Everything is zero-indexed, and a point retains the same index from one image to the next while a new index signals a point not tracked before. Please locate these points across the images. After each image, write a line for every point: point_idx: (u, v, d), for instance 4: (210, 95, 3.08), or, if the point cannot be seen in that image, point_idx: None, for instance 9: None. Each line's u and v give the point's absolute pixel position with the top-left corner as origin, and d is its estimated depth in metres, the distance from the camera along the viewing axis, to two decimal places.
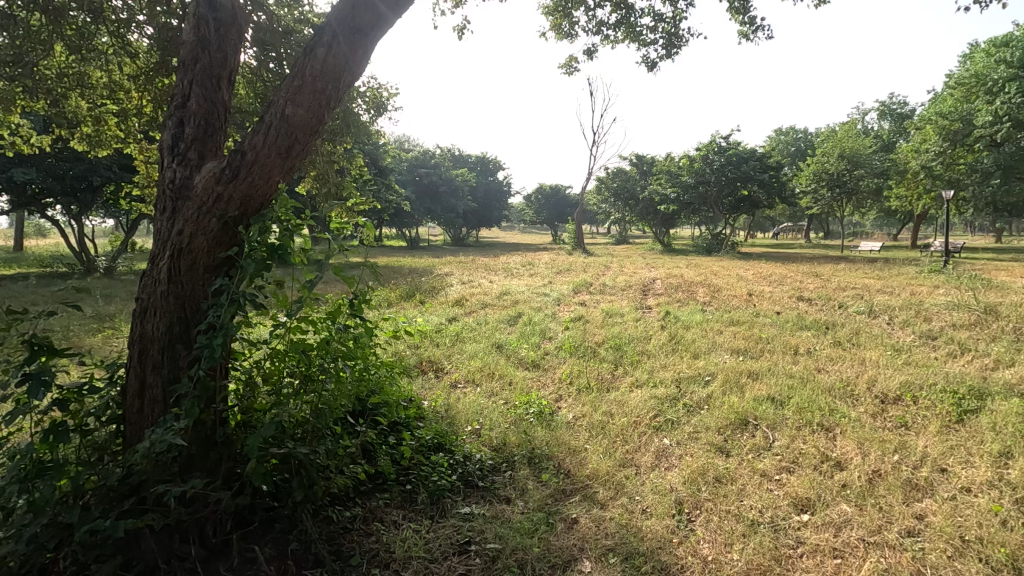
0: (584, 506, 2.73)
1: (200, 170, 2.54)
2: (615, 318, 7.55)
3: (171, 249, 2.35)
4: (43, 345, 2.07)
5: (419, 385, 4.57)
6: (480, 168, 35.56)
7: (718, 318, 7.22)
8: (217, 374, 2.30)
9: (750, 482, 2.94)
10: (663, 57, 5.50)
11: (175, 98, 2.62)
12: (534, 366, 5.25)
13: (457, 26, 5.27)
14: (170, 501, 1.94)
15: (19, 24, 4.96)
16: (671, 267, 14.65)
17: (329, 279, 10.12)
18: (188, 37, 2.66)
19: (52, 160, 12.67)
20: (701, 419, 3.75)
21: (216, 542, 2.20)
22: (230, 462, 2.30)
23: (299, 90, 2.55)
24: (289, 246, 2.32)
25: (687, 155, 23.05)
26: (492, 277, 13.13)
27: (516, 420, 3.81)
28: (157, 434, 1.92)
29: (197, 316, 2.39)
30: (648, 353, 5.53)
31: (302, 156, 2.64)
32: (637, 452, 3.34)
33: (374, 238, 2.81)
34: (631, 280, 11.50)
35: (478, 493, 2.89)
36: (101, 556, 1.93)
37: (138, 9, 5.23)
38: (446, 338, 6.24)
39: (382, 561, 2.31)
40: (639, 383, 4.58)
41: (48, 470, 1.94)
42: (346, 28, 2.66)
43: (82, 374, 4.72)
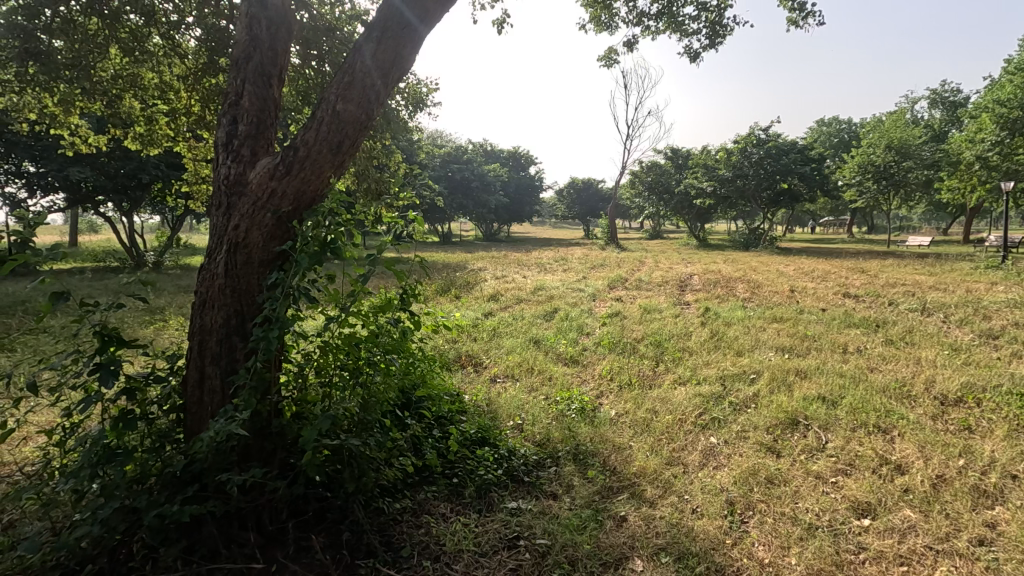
0: (632, 504, 2.70)
1: (253, 167, 2.60)
2: (653, 313, 7.45)
3: (227, 244, 2.42)
4: (113, 337, 2.15)
5: (460, 378, 4.62)
6: (513, 163, 35.61)
7: (761, 314, 7.04)
8: (273, 366, 2.35)
9: (804, 484, 2.85)
10: (706, 47, 5.36)
11: (228, 96, 2.68)
12: (572, 362, 5.21)
13: (496, 20, 5.26)
14: (231, 489, 2.00)
15: (77, 28, 5.22)
16: (708, 262, 14.34)
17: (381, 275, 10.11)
18: (240, 36, 2.72)
19: (104, 159, 13.29)
20: (749, 418, 3.66)
21: (273, 530, 2.24)
22: (285, 452, 2.35)
23: (348, 86, 2.57)
24: (341, 240, 2.35)
25: (724, 148, 22.51)
26: (525, 271, 13.12)
27: (558, 416, 3.78)
28: (219, 425, 1.97)
29: (253, 310, 2.45)
30: (689, 349, 5.43)
31: (352, 152, 2.67)
32: (684, 450, 3.28)
33: (422, 233, 2.82)
34: (667, 276, 11.34)
35: (524, 488, 2.89)
36: (167, 540, 2.00)
37: (188, 11, 5.40)
38: (483, 333, 6.29)
39: (432, 553, 2.32)
40: (682, 381, 4.51)
41: (117, 455, 2.03)
42: (395, 24, 2.67)
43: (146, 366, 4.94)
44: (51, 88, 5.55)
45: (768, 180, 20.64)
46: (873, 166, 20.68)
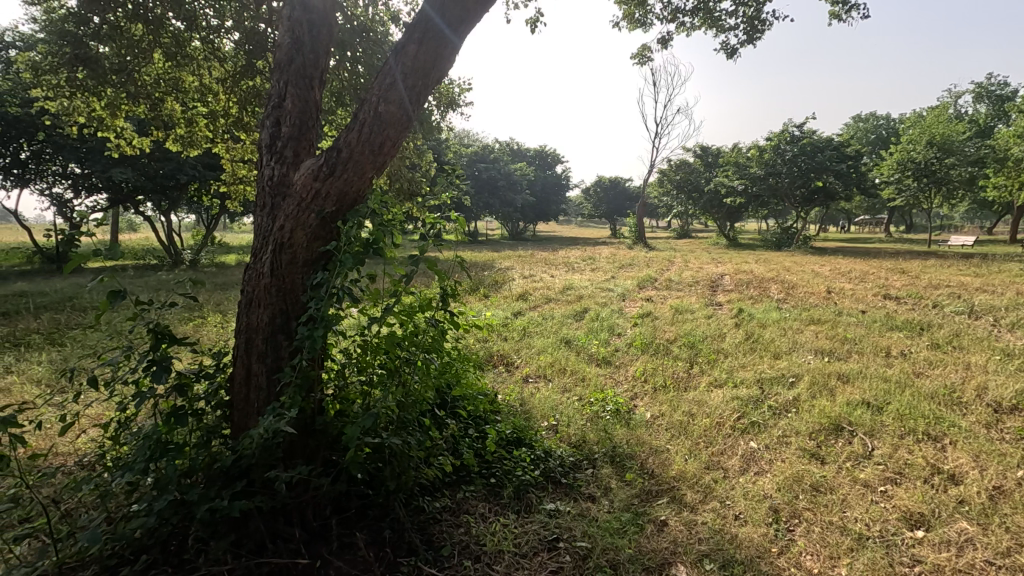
0: (672, 508, 2.67)
1: (297, 168, 2.64)
2: (685, 314, 7.34)
3: (273, 244, 2.46)
4: (166, 334, 2.21)
5: (493, 378, 4.64)
6: (539, 161, 35.60)
7: (797, 316, 6.86)
8: (317, 364, 2.39)
9: (851, 492, 2.77)
10: (744, 42, 5.24)
11: (272, 98, 2.73)
12: (605, 363, 5.18)
13: (530, 19, 5.24)
14: (279, 486, 2.04)
15: (123, 36, 5.42)
16: (739, 262, 14.07)
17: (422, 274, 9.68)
18: (283, 39, 2.76)
19: (145, 160, 13.72)
20: (791, 423, 3.58)
21: (317, 526, 2.27)
22: (327, 450, 2.38)
23: (391, 86, 2.59)
24: (383, 241, 2.37)
25: (756, 145, 22.07)
26: (553, 271, 13.05)
27: (593, 418, 3.76)
28: (267, 422, 2.01)
29: (297, 309, 2.49)
30: (724, 351, 5.32)
31: (393, 153, 2.68)
32: (724, 455, 3.23)
33: (462, 233, 2.83)
34: (697, 276, 11.17)
35: (562, 489, 2.87)
36: (217, 533, 2.05)
37: (228, 16, 5.56)
38: (513, 332, 6.30)
39: (473, 553, 2.33)
40: (718, 383, 4.43)
41: (169, 449, 2.09)
42: (437, 24, 2.67)
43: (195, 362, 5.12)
44: (99, 93, 5.77)
45: (802, 178, 20.11)
46: (913, 163, 19.99)
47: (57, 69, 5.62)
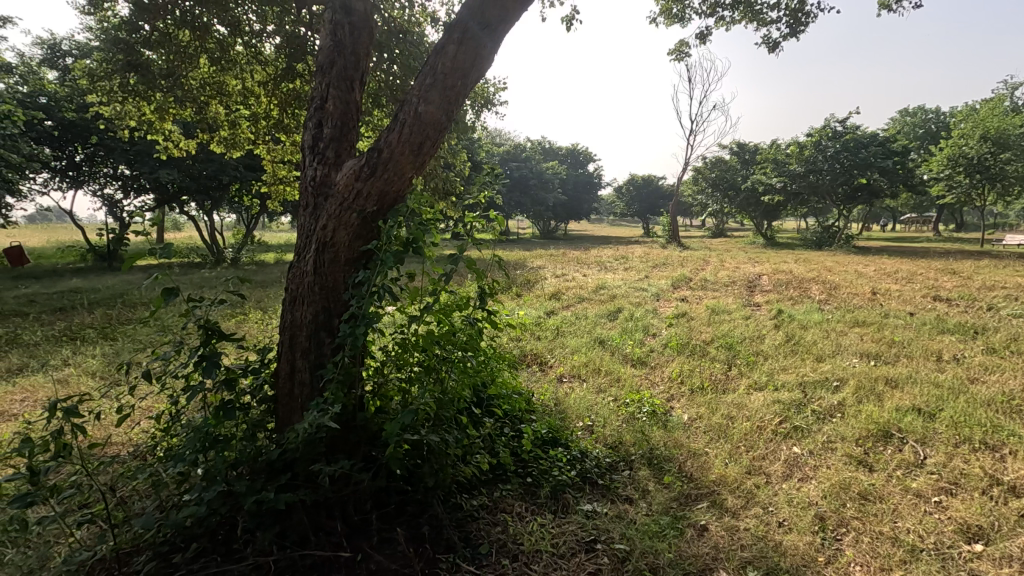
0: (713, 513, 2.62)
1: (338, 168, 2.70)
2: (722, 315, 7.18)
3: (316, 243, 2.52)
4: (215, 331, 2.28)
5: (527, 377, 4.64)
6: (571, 160, 35.40)
7: (841, 318, 6.64)
8: (358, 361, 2.43)
9: (903, 502, 2.67)
10: (787, 36, 5.09)
11: (314, 100, 2.79)
12: (640, 364, 5.11)
13: (565, 17, 5.21)
14: (322, 480, 2.09)
15: (172, 42, 5.63)
16: (777, 262, 13.70)
17: (462, 274, 9.63)
18: (325, 42, 2.82)
19: (190, 162, 14.22)
20: (836, 428, 3.46)
21: (358, 520, 2.30)
22: (368, 446, 2.42)
23: (430, 87, 2.61)
24: (422, 240, 2.39)
25: (796, 142, 21.43)
26: (585, 270, 12.97)
27: (629, 419, 3.71)
28: (312, 417, 2.05)
29: (339, 307, 2.54)
30: (763, 353, 5.19)
31: (433, 152, 2.70)
32: (765, 460, 3.15)
33: (500, 232, 2.82)
34: (734, 276, 10.93)
35: (599, 490, 2.85)
36: (263, 524, 2.10)
37: (270, 21, 5.71)
38: (547, 331, 6.28)
39: (510, 552, 2.33)
40: (759, 386, 4.32)
41: (218, 441, 2.15)
42: (476, 24, 2.67)
43: (238, 357, 5.28)
44: (148, 98, 6.01)
45: (844, 175, 19.42)
46: (964, 158, 19.10)
47: (110, 75, 5.88)
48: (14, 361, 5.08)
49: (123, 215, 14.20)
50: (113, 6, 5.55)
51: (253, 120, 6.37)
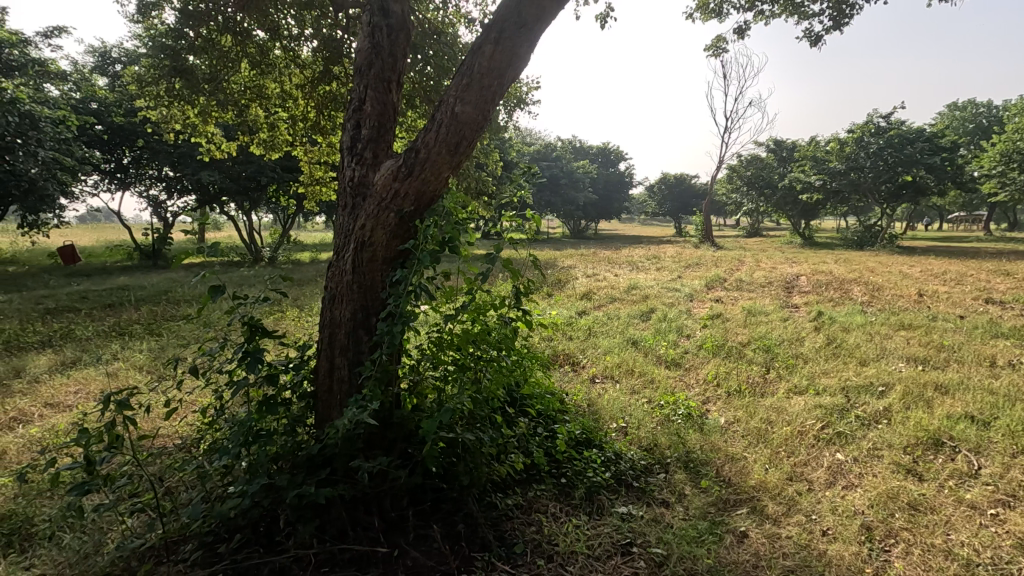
0: (753, 519, 2.56)
1: (376, 169, 2.73)
2: (758, 316, 7.02)
3: (355, 242, 2.56)
4: (258, 328, 2.34)
5: (558, 377, 4.63)
6: (602, 159, 35.10)
7: (885, 320, 6.40)
8: (395, 359, 2.46)
9: (956, 514, 2.56)
10: (830, 29, 4.93)
11: (353, 102, 2.83)
12: (674, 365, 5.04)
13: (600, 14, 5.16)
14: (361, 476, 2.12)
15: (214, 47, 5.82)
16: (816, 262, 13.32)
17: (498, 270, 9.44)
18: (363, 44, 2.85)
19: (230, 163, 14.67)
20: (883, 435, 3.34)
21: (394, 516, 2.32)
22: (404, 443, 2.44)
23: (467, 87, 2.62)
24: (458, 239, 2.40)
25: (836, 138, 20.77)
26: (617, 270, 12.86)
27: (664, 421, 3.66)
28: (351, 413, 2.08)
29: (377, 305, 2.58)
30: (803, 356, 5.04)
31: (470, 152, 2.71)
32: (808, 466, 3.06)
33: (536, 232, 2.80)
34: (771, 276, 10.66)
35: (634, 493, 2.82)
36: (303, 518, 2.15)
37: (307, 25, 5.84)
38: (578, 331, 6.25)
39: (545, 552, 2.32)
40: (799, 390, 4.20)
41: (260, 436, 2.21)
42: (512, 22, 2.66)
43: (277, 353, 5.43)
44: (193, 101, 6.22)
45: (888, 172, 18.73)
46: (1019, 154, 18.18)
47: (157, 80, 6.11)
48: (68, 354, 5.33)
49: (167, 215, 14.73)
50: (160, 14, 5.77)
51: (291, 122, 6.53)
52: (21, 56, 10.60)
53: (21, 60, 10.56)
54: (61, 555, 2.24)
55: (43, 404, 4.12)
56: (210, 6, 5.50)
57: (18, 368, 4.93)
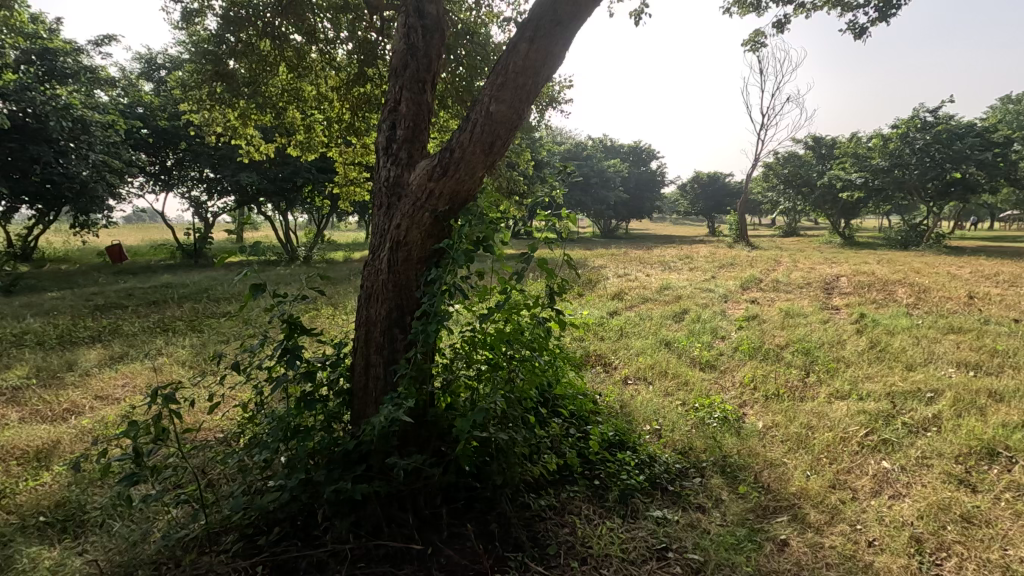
0: (794, 527, 2.49)
1: (411, 169, 2.76)
2: (797, 318, 6.82)
3: (390, 242, 2.59)
4: (297, 326, 2.38)
5: (591, 377, 4.58)
6: (634, 157, 34.68)
7: (932, 323, 6.14)
8: (429, 358, 2.47)
9: (1014, 528, 2.43)
10: (876, 20, 4.75)
11: (388, 103, 2.86)
12: (709, 367, 4.93)
13: (635, 11, 5.09)
14: (396, 473, 2.14)
15: (254, 51, 5.96)
16: (858, 262, 12.90)
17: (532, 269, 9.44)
18: (399, 45, 2.88)
19: (268, 165, 15.05)
20: (932, 443, 3.20)
21: (428, 514, 2.34)
22: (438, 440, 2.45)
23: (502, 86, 2.61)
24: (492, 239, 2.40)
25: (880, 134, 20.04)
26: (648, 270, 12.69)
27: (698, 425, 3.58)
28: (388, 411, 2.10)
29: (411, 304, 2.60)
30: (845, 359, 4.87)
31: (504, 151, 2.70)
32: (851, 474, 2.95)
33: (571, 231, 2.78)
34: (809, 277, 10.37)
35: (669, 497, 2.77)
36: (340, 513, 2.19)
37: (343, 28, 5.93)
38: (610, 332, 6.18)
39: (579, 554, 2.31)
40: (841, 395, 4.06)
41: (299, 431, 2.25)
42: (547, 21, 2.64)
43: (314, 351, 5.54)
44: (233, 105, 6.39)
45: (935, 169, 17.96)
46: None
47: (200, 85, 6.30)
48: (116, 349, 5.56)
49: (208, 216, 15.21)
50: (203, 21, 5.95)
51: (327, 123, 6.64)
52: (73, 64, 11.08)
53: (74, 68, 11.03)
54: (113, 543, 2.34)
55: (93, 397, 4.30)
56: (250, 12, 5.65)
57: (70, 362, 5.16)
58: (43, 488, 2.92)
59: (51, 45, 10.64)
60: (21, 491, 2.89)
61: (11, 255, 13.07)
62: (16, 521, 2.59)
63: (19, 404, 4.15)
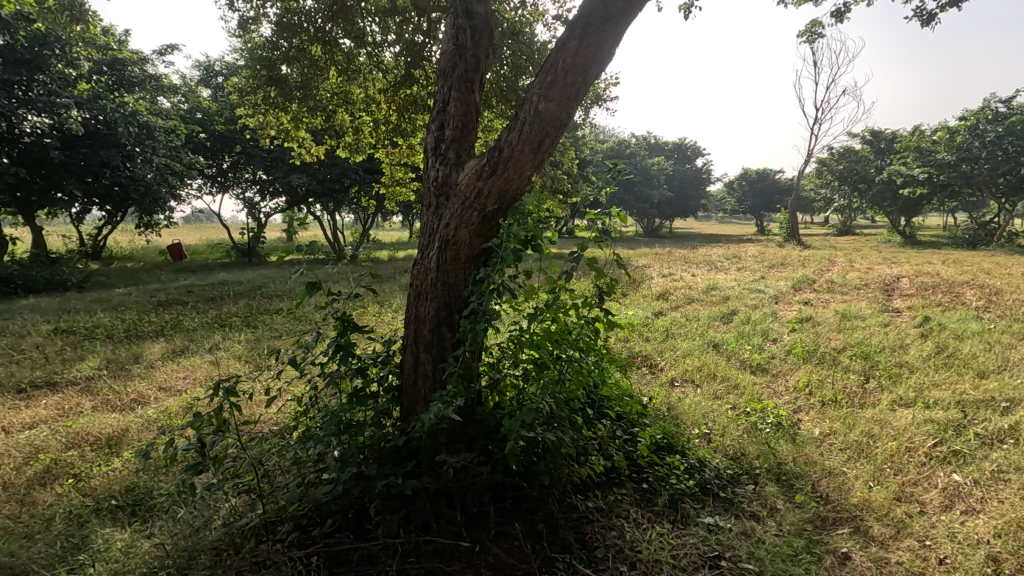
0: (856, 540, 2.38)
1: (459, 168, 2.77)
2: (854, 320, 6.50)
3: (439, 241, 2.62)
4: (349, 322, 2.44)
5: (636, 379, 4.50)
6: (679, 155, 33.91)
7: (1006, 328, 5.74)
8: (478, 356, 2.48)
9: None
10: (947, 5, 4.46)
11: (437, 104, 2.89)
12: (760, 371, 4.77)
13: (684, 4, 4.97)
14: (445, 471, 2.16)
15: (306, 56, 6.14)
16: (921, 262, 12.21)
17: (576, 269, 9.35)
18: (447, 46, 2.90)
19: (317, 166, 15.50)
20: (1008, 457, 3.00)
21: (476, 512, 2.35)
22: (485, 438, 2.47)
23: (551, 85, 2.59)
24: (541, 238, 2.39)
25: (945, 126, 18.91)
26: (694, 270, 12.38)
27: (750, 430, 3.46)
28: (438, 408, 2.13)
29: (460, 303, 2.63)
30: (908, 365, 4.62)
31: (552, 150, 2.68)
32: (919, 486, 2.80)
33: (620, 229, 2.74)
34: (867, 277, 9.88)
35: (721, 503, 2.69)
36: (391, 507, 2.23)
37: (391, 32, 6.03)
38: (655, 333, 6.06)
39: (628, 559, 2.27)
40: (905, 402, 3.85)
41: (352, 426, 2.30)
42: (597, 17, 2.59)
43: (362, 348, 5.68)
44: (285, 108, 6.60)
45: (1007, 163, 16.80)
46: None
47: (255, 90, 6.53)
48: (177, 344, 5.83)
49: (260, 216, 15.80)
50: (258, 28, 6.16)
51: (375, 125, 6.76)
52: (140, 72, 11.72)
53: (140, 76, 11.66)
54: (179, 528, 2.46)
55: (157, 388, 4.53)
56: (303, 18, 5.82)
57: (136, 355, 5.46)
58: (114, 473, 3.09)
59: (120, 56, 11.27)
60: (95, 475, 3.08)
61: (83, 254, 13.94)
62: (92, 503, 2.76)
63: (92, 394, 4.43)
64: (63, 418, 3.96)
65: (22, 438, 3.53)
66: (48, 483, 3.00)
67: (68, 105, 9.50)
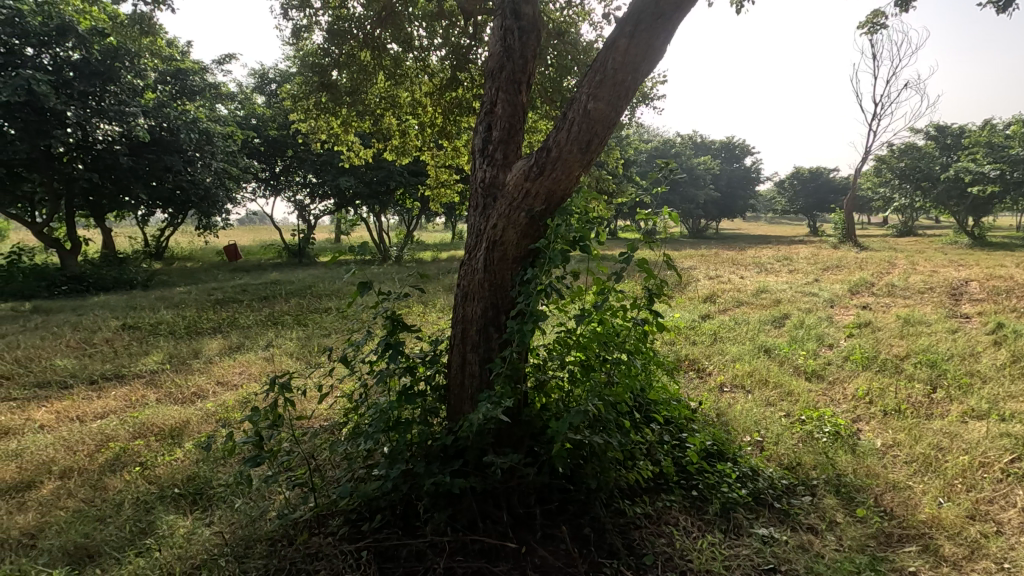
0: (924, 559, 2.25)
1: (506, 169, 2.78)
2: (918, 326, 6.15)
3: (487, 242, 2.63)
4: (398, 322, 2.47)
5: (684, 383, 4.39)
6: (726, 153, 32.99)
7: None
8: (525, 357, 2.47)
9: None
10: None
11: (485, 106, 2.90)
12: (815, 377, 4.58)
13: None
14: (492, 471, 2.17)
15: (355, 62, 6.29)
16: (993, 265, 11.45)
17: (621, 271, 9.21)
18: (495, 48, 2.91)
19: (364, 169, 15.88)
20: None
21: (522, 513, 2.35)
22: (532, 440, 2.46)
23: (600, 84, 2.55)
24: (589, 239, 2.36)
25: (1020, 120, 17.71)
26: (742, 272, 12.01)
27: (806, 439, 3.32)
28: (486, 409, 2.14)
29: (506, 303, 2.63)
30: (979, 374, 4.34)
31: (601, 150, 2.64)
32: (994, 505, 2.63)
33: (670, 230, 2.68)
34: (932, 281, 9.33)
35: (776, 514, 2.59)
36: (438, 505, 2.25)
37: (436, 35, 6.11)
38: (703, 336, 5.91)
39: (677, 567, 2.22)
40: (976, 414, 3.61)
41: (401, 424, 2.34)
42: (648, 14, 2.53)
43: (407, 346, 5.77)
44: (336, 113, 6.78)
45: None
46: None
47: (307, 96, 6.74)
48: (234, 340, 6.09)
49: (310, 218, 16.32)
50: (310, 36, 6.36)
51: (421, 127, 6.85)
52: (200, 81, 12.32)
53: (200, 85, 12.26)
54: (235, 518, 2.55)
55: (216, 383, 4.75)
56: (352, 25, 5.97)
57: (196, 350, 5.73)
58: (177, 462, 3.25)
59: (183, 66, 11.85)
60: (159, 464, 3.24)
61: (147, 254, 14.73)
62: (156, 491, 2.91)
63: (156, 387, 4.68)
64: (131, 409, 4.20)
65: (95, 426, 3.76)
66: (118, 470, 3.18)
67: (136, 113, 10.03)
